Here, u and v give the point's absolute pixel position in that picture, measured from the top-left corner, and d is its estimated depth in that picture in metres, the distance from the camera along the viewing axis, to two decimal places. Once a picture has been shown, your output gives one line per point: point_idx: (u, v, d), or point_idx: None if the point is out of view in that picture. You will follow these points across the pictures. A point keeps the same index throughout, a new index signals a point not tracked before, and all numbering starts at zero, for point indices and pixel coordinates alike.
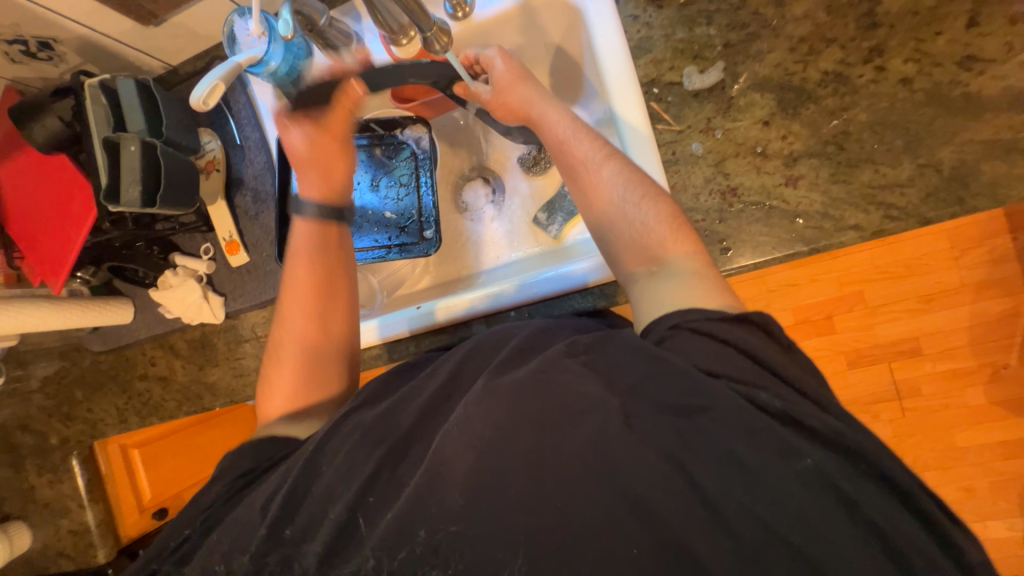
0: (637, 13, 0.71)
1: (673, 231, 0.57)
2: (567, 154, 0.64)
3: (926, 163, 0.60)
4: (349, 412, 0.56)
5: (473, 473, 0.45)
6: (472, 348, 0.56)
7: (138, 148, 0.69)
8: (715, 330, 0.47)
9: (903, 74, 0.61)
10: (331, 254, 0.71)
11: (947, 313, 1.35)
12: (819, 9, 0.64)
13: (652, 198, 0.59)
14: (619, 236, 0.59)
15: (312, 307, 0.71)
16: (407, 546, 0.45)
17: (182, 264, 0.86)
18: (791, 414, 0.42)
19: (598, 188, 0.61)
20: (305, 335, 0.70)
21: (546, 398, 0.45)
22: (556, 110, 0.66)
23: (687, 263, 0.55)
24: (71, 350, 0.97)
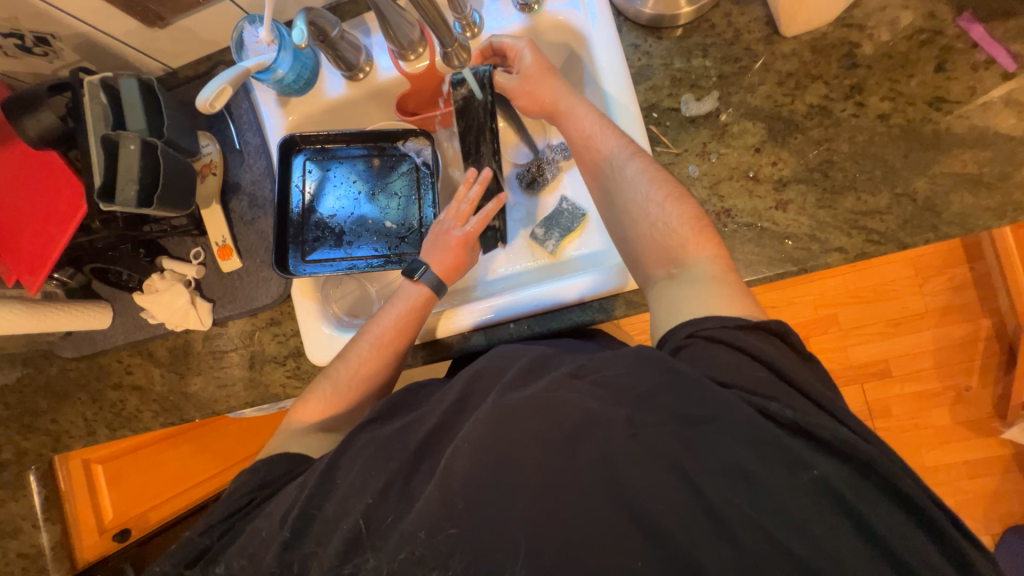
0: (638, 43, 0.75)
1: (695, 233, 0.59)
2: (590, 149, 0.67)
3: (903, 192, 0.65)
4: (358, 429, 0.54)
5: (476, 477, 0.45)
6: (480, 370, 0.54)
7: (137, 148, 0.68)
8: (731, 338, 0.48)
9: (881, 111, 0.66)
10: (417, 316, 0.70)
11: (912, 337, 1.46)
12: (804, 48, 0.70)
13: (676, 199, 0.61)
14: (641, 236, 0.62)
15: (392, 348, 0.69)
16: (407, 547, 0.45)
17: (170, 268, 0.83)
18: (801, 424, 0.43)
19: (622, 186, 0.64)
20: (365, 372, 0.68)
21: (554, 415, 0.46)
22: (582, 106, 0.68)
23: (707, 270, 0.57)
24: (38, 357, 0.91)
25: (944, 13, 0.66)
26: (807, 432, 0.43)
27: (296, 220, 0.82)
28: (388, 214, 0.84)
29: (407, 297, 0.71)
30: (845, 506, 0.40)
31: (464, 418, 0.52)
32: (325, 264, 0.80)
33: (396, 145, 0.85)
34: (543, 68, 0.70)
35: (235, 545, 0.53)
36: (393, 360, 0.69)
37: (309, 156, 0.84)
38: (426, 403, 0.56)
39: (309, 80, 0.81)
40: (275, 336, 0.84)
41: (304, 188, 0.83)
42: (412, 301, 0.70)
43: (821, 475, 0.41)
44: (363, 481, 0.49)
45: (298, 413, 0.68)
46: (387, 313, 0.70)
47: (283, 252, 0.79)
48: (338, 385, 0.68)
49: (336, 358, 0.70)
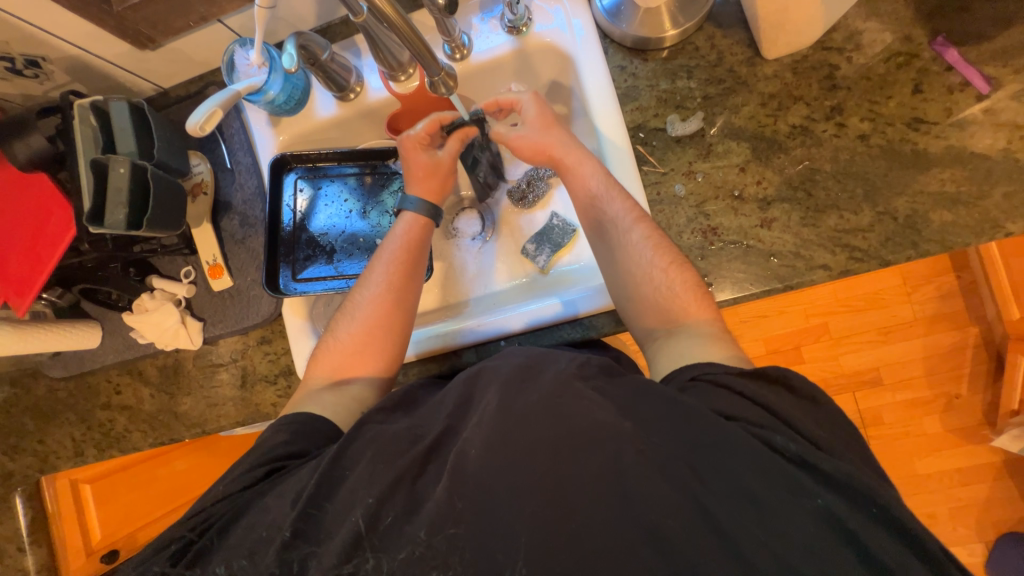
0: (624, 64, 0.77)
1: (695, 298, 0.61)
2: (595, 209, 0.68)
3: (884, 211, 0.66)
4: (368, 418, 0.55)
5: (475, 477, 0.45)
6: (479, 369, 0.56)
7: (127, 170, 0.68)
8: (734, 384, 0.49)
9: (861, 131, 0.68)
10: (419, 245, 0.73)
11: (901, 345, 1.48)
12: (786, 70, 0.71)
13: (678, 266, 0.63)
14: (644, 298, 0.63)
15: (396, 284, 0.70)
16: (406, 547, 0.45)
17: (161, 287, 0.83)
18: (802, 456, 0.43)
19: (626, 248, 0.65)
20: (373, 310, 0.68)
21: (560, 421, 0.46)
22: (589, 163, 0.69)
23: (707, 328, 0.59)
24: (26, 377, 0.91)
25: (919, 36, 0.68)
26: (793, 448, 0.43)
27: (287, 238, 0.83)
28: (378, 231, 0.84)
29: (405, 230, 0.74)
30: (832, 518, 0.40)
31: (462, 418, 0.52)
32: (315, 282, 0.81)
33: (388, 163, 0.86)
34: (548, 124, 0.72)
35: (236, 534, 0.50)
36: (399, 294, 0.70)
37: (301, 174, 0.84)
38: (425, 408, 0.56)
39: (300, 100, 0.82)
40: (266, 354, 0.83)
41: (295, 206, 0.84)
42: (411, 231, 0.73)
43: (805, 485, 0.42)
44: (368, 477, 0.49)
45: (313, 369, 0.68)
46: (387, 250, 0.72)
47: (273, 270, 0.80)
48: (348, 330, 0.69)
49: (345, 304, 0.71)
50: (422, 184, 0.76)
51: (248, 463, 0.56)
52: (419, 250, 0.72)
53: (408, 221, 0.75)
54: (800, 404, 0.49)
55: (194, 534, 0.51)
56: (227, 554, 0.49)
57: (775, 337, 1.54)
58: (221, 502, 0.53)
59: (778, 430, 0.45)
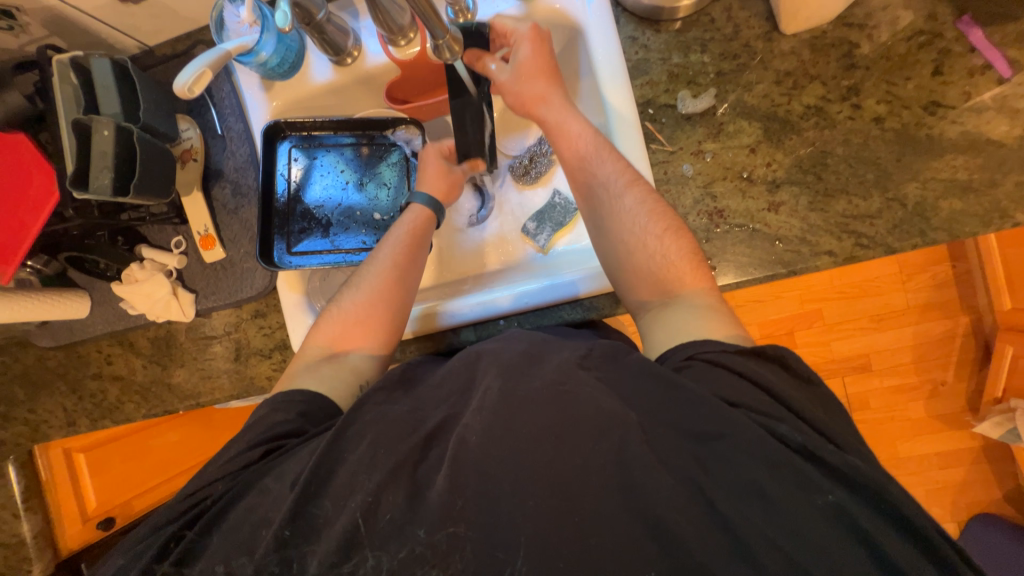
0: (636, 35, 0.73)
1: (690, 267, 0.60)
2: (584, 170, 0.68)
3: (893, 197, 0.65)
4: (368, 397, 0.54)
5: (477, 463, 0.45)
6: (477, 353, 0.55)
7: (112, 133, 0.65)
8: (730, 363, 0.49)
9: (876, 113, 0.66)
10: (427, 235, 0.73)
11: (893, 333, 1.50)
12: (804, 47, 0.68)
13: (674, 233, 0.61)
14: (639, 267, 0.62)
15: (399, 263, 0.69)
16: (406, 544, 0.45)
17: (150, 257, 0.80)
18: (810, 447, 0.43)
19: (618, 213, 0.64)
20: (375, 286, 0.68)
21: (565, 408, 0.46)
22: (576, 122, 0.69)
23: (703, 298, 0.58)
24: (14, 344, 0.89)
25: (945, 15, 0.65)
26: (802, 437, 0.43)
27: (281, 209, 0.80)
28: (376, 204, 0.82)
29: (412, 217, 0.74)
30: (841, 507, 0.40)
31: (465, 401, 0.51)
32: (309, 256, 0.78)
33: (385, 134, 0.82)
34: (539, 69, 0.70)
35: (225, 530, 0.50)
36: (400, 272, 0.69)
37: (295, 143, 0.81)
38: (426, 389, 0.56)
39: (294, 63, 0.78)
40: (260, 328, 0.82)
41: (290, 174, 0.81)
42: (418, 218, 0.73)
43: (813, 473, 0.42)
44: (368, 460, 0.48)
45: (311, 340, 0.68)
46: (394, 233, 0.72)
47: (266, 240, 0.77)
48: (348, 303, 0.68)
49: (349, 279, 0.71)
50: (435, 185, 0.75)
51: (236, 455, 0.54)
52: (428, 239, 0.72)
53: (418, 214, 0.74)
54: (804, 392, 0.48)
55: (188, 527, 0.51)
56: (224, 546, 0.49)
57: (769, 322, 1.55)
58: (222, 481, 0.53)
59: (784, 418, 0.45)
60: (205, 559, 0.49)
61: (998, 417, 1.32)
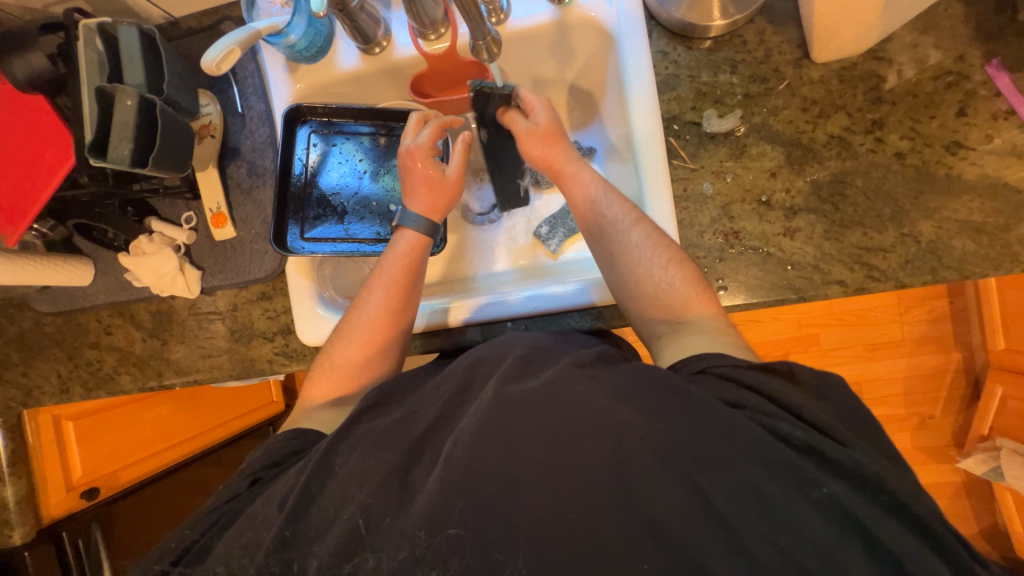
0: (666, 50, 0.73)
1: (697, 295, 0.60)
2: (595, 212, 0.68)
3: (907, 233, 0.66)
4: (356, 416, 0.54)
5: (472, 469, 0.44)
6: (476, 359, 0.54)
7: (134, 104, 0.64)
8: (741, 376, 0.49)
9: (898, 149, 0.67)
10: (417, 270, 0.70)
11: (887, 364, 1.51)
12: (833, 77, 0.69)
13: (677, 262, 0.62)
14: (645, 296, 0.62)
15: (393, 308, 0.68)
16: (405, 547, 0.44)
17: (159, 230, 0.79)
18: (809, 442, 0.44)
19: (626, 248, 0.64)
20: (371, 331, 0.67)
21: (558, 409, 0.46)
22: (587, 171, 0.70)
23: (712, 323, 0.58)
24: (11, 306, 0.88)
25: (974, 57, 0.66)
26: (804, 441, 0.44)
27: (297, 193, 0.79)
28: (391, 196, 0.82)
29: (403, 250, 0.71)
30: (852, 538, 0.40)
31: (458, 409, 0.51)
32: (323, 243, 0.78)
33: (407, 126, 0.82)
34: (553, 131, 0.71)
35: (229, 536, 0.51)
36: (396, 315, 0.68)
37: (314, 129, 0.80)
38: (420, 393, 0.55)
39: (322, 48, 0.77)
40: (265, 311, 0.81)
41: (308, 160, 0.80)
42: (408, 253, 0.70)
43: (812, 476, 0.42)
44: (359, 471, 0.48)
45: (312, 389, 0.67)
46: (386, 269, 0.69)
47: (281, 226, 0.76)
48: (348, 351, 0.67)
49: (344, 320, 0.69)
50: (422, 198, 0.72)
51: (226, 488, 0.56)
52: (417, 276, 0.70)
53: (404, 248, 0.71)
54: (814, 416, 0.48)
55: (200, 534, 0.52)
56: (230, 545, 0.50)
57: (766, 343, 1.56)
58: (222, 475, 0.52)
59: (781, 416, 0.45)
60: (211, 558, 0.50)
61: (981, 453, 1.35)
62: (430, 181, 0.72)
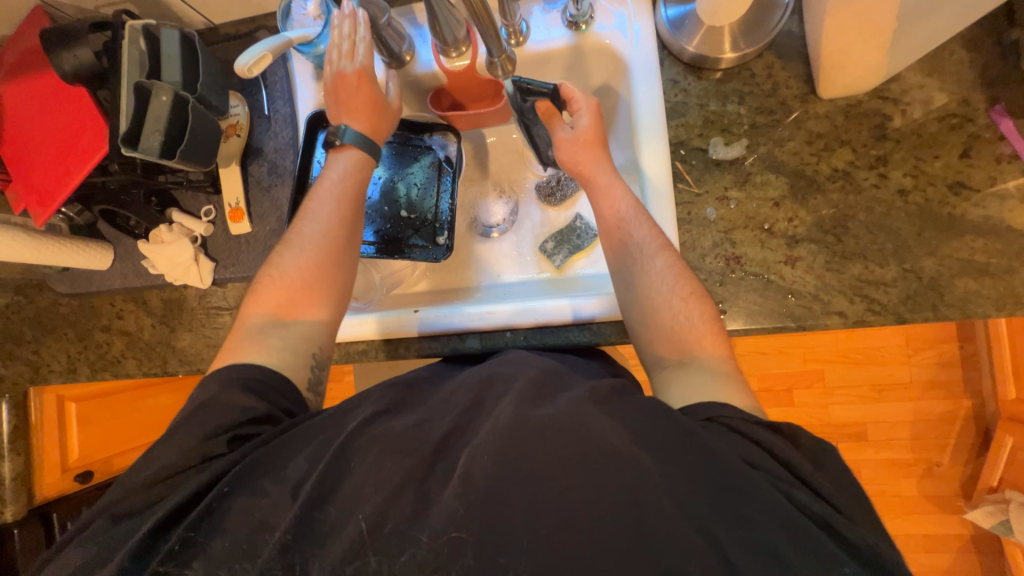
0: (677, 79, 0.76)
1: (711, 335, 0.60)
2: (621, 231, 0.68)
3: (910, 269, 0.66)
4: (369, 419, 0.51)
5: (489, 489, 0.44)
6: (491, 375, 0.55)
7: (169, 100, 0.68)
8: (747, 430, 0.48)
9: (902, 185, 0.68)
10: (360, 183, 0.71)
11: (893, 405, 1.48)
12: (838, 112, 0.71)
13: (698, 299, 0.62)
14: (660, 326, 0.62)
15: (345, 224, 0.69)
16: (408, 549, 0.44)
17: (179, 221, 0.83)
18: (826, 518, 0.43)
19: (649, 274, 0.64)
20: (316, 244, 0.67)
21: (582, 439, 0.45)
22: (619, 188, 0.70)
23: (720, 366, 0.58)
24: (31, 287, 0.91)
25: (978, 102, 0.67)
26: (820, 514, 0.43)
27: None
28: (403, 202, 0.84)
29: (345, 162, 0.72)
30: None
31: (475, 420, 0.51)
32: None
33: (423, 137, 0.86)
34: (597, 138, 0.72)
35: (225, 536, 0.47)
36: (342, 227, 0.69)
37: None
38: (437, 397, 0.55)
39: None
40: None
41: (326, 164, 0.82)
42: (351, 166, 0.71)
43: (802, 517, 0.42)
44: (376, 472, 0.47)
45: (252, 306, 0.66)
46: (332, 181, 0.70)
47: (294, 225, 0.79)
48: (290, 262, 0.66)
49: (289, 234, 0.69)
50: (365, 125, 0.72)
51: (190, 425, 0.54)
52: (360, 189, 0.71)
53: (347, 159, 0.72)
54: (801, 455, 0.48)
55: (192, 530, 0.47)
56: (224, 540, 0.47)
57: (768, 376, 1.54)
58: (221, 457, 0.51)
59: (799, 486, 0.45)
60: (203, 562, 0.47)
61: (990, 506, 1.31)
62: (369, 104, 0.71)
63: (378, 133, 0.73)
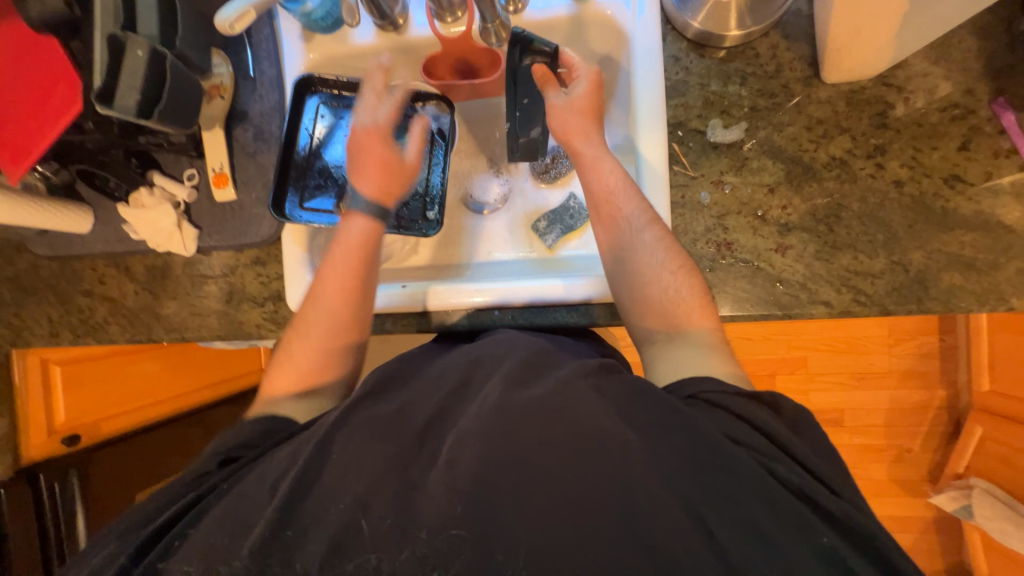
0: (679, 55, 0.73)
1: (700, 307, 0.61)
2: (610, 204, 0.67)
3: (898, 261, 0.66)
4: (355, 404, 0.52)
5: (480, 482, 0.44)
6: (478, 357, 0.57)
7: (145, 54, 0.64)
8: (731, 405, 0.48)
9: (898, 176, 0.67)
10: (372, 248, 0.68)
11: (871, 393, 1.52)
12: (840, 98, 0.69)
13: (686, 271, 0.62)
14: (650, 299, 0.62)
15: (357, 292, 0.67)
16: (407, 548, 0.43)
17: (160, 184, 0.80)
18: (806, 489, 0.43)
19: (637, 248, 0.64)
20: (332, 314, 0.66)
21: (568, 429, 0.46)
22: (608, 160, 0.68)
23: (706, 338, 0.59)
24: (9, 247, 0.89)
25: (981, 93, 0.66)
26: (800, 487, 0.43)
27: (300, 162, 0.79)
28: None
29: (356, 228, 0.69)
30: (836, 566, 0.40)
31: (460, 405, 0.52)
32: (320, 214, 0.78)
33: (413, 105, 0.81)
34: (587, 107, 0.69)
35: (212, 523, 0.47)
36: (358, 298, 0.67)
37: (323, 99, 0.80)
38: (416, 386, 0.55)
39: (337, 19, 0.78)
40: (258, 276, 0.82)
41: (314, 131, 0.80)
42: (361, 231, 0.68)
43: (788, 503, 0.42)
44: (357, 460, 0.47)
45: (275, 380, 0.66)
46: (342, 252, 0.68)
47: (280, 193, 0.77)
48: (309, 335, 0.66)
49: (305, 306, 0.68)
50: (374, 180, 0.70)
51: (199, 460, 0.55)
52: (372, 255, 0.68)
53: (357, 221, 0.69)
54: (783, 426, 0.49)
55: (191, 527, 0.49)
56: (211, 527, 0.47)
57: (752, 362, 1.57)
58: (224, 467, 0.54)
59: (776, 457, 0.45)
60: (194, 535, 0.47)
61: (953, 491, 1.37)
62: (378, 160, 0.70)
63: (385, 191, 0.70)
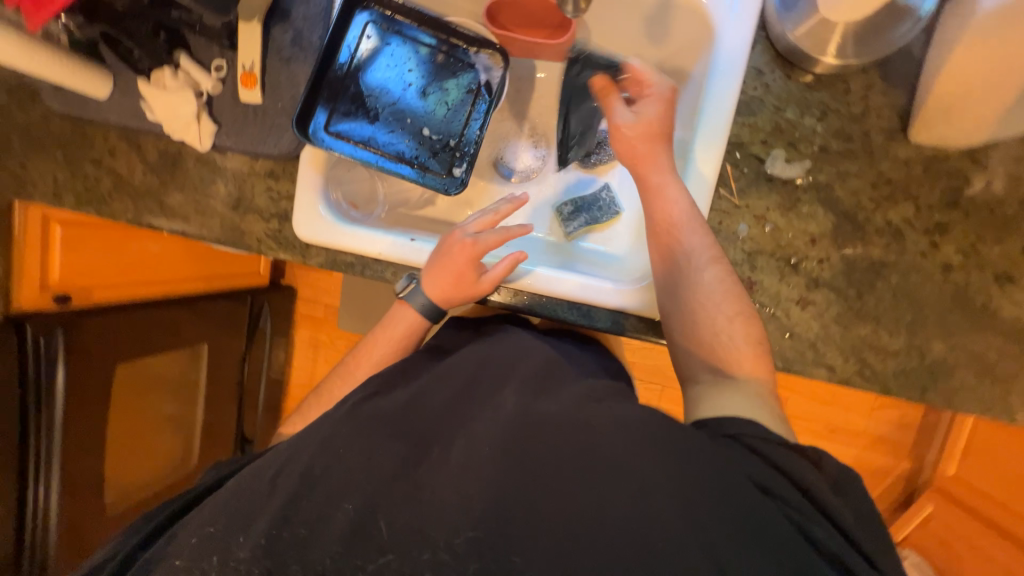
0: (762, 69, 0.67)
1: (755, 355, 0.56)
2: (669, 236, 0.63)
3: (917, 346, 0.63)
4: (363, 401, 0.55)
5: (498, 491, 0.42)
6: (487, 360, 0.61)
7: None
8: (771, 453, 0.45)
9: (948, 262, 0.63)
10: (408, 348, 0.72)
11: (838, 449, 1.53)
12: (919, 162, 0.63)
13: (746, 319, 0.59)
14: (701, 339, 0.59)
15: None
16: (428, 548, 0.41)
17: (185, 68, 0.76)
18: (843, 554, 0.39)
19: (695, 285, 0.61)
20: None
21: (586, 449, 0.43)
22: (675, 186, 0.63)
23: (758, 388, 0.54)
24: (22, 92, 0.85)
25: None
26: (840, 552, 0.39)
27: (334, 80, 0.73)
28: (428, 117, 0.77)
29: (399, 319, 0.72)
30: None
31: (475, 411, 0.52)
32: (344, 141, 0.73)
33: (468, 51, 0.77)
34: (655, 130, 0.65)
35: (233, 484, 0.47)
36: None
37: (375, 18, 0.74)
38: (425, 382, 0.58)
39: None
40: (268, 189, 0.80)
41: (357, 49, 0.74)
42: (403, 326, 0.71)
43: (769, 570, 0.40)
44: (367, 458, 0.46)
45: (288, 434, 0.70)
46: (377, 344, 0.71)
47: (308, 105, 0.71)
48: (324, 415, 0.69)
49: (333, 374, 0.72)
50: (438, 285, 0.69)
51: None
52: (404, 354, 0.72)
53: (402, 314, 0.72)
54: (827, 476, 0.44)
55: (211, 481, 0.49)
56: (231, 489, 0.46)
57: None
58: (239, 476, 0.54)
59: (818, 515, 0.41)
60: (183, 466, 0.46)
61: None
62: (456, 269, 0.68)
63: (445, 297, 0.69)
